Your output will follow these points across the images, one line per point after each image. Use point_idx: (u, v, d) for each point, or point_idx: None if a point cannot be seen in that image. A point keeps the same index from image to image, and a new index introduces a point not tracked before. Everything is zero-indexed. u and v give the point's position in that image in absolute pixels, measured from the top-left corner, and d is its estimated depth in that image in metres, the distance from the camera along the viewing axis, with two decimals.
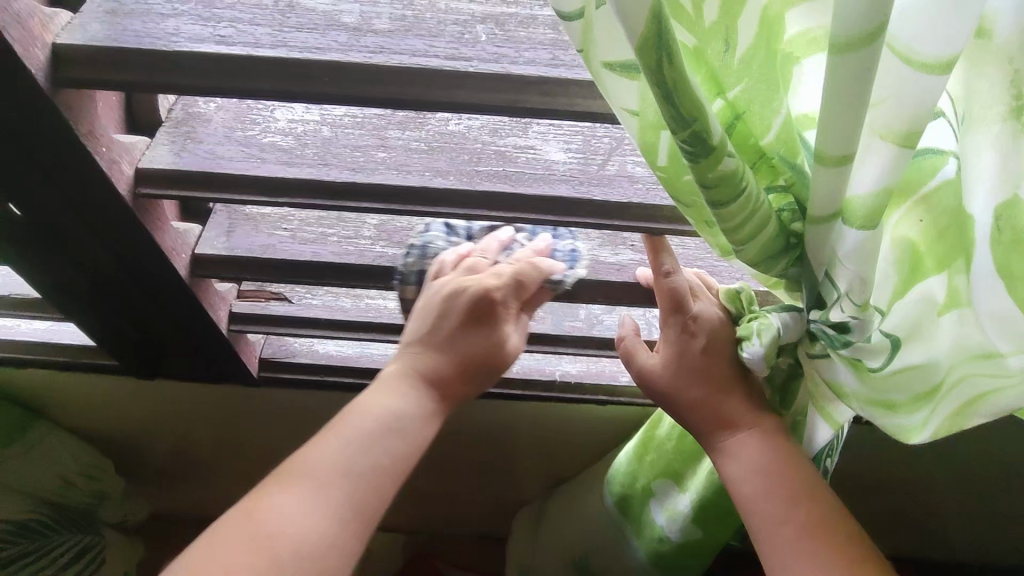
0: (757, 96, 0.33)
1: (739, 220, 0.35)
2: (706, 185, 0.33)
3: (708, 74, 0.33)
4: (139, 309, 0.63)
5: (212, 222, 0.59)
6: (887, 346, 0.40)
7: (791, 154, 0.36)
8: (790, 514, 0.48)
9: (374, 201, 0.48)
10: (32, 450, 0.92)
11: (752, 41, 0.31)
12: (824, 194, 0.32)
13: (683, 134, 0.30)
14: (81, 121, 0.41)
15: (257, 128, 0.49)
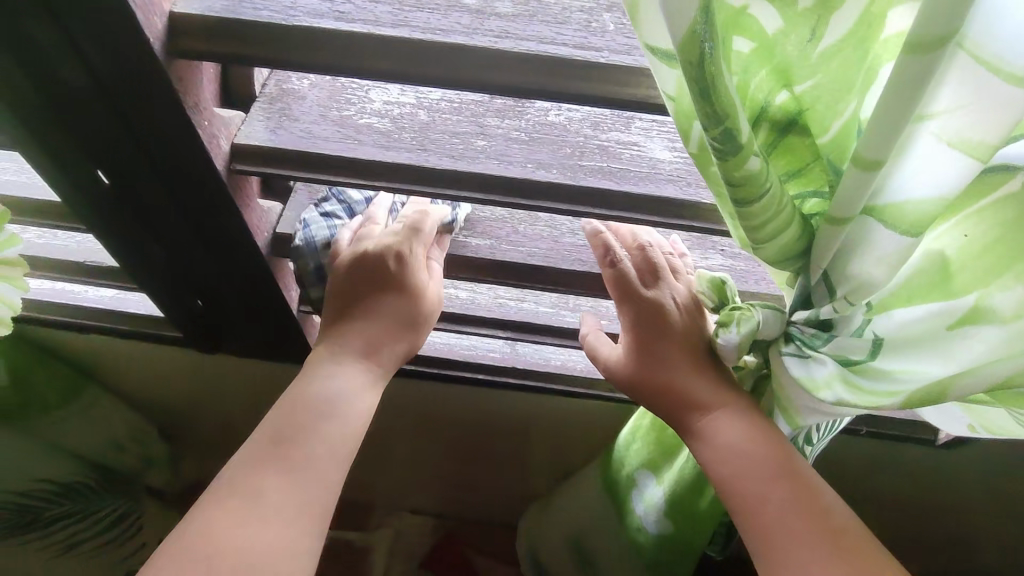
0: (825, 95, 0.33)
1: (762, 219, 0.35)
2: (730, 184, 0.33)
3: (778, 66, 0.32)
4: (211, 284, 0.63)
5: (292, 201, 0.58)
6: (868, 346, 0.40)
7: (839, 159, 0.35)
8: (768, 494, 0.44)
9: (474, 191, 0.46)
10: (87, 412, 0.93)
11: (841, 39, 0.30)
12: (850, 194, 0.33)
13: (715, 130, 0.30)
14: (189, 92, 0.40)
15: (352, 109, 0.48)
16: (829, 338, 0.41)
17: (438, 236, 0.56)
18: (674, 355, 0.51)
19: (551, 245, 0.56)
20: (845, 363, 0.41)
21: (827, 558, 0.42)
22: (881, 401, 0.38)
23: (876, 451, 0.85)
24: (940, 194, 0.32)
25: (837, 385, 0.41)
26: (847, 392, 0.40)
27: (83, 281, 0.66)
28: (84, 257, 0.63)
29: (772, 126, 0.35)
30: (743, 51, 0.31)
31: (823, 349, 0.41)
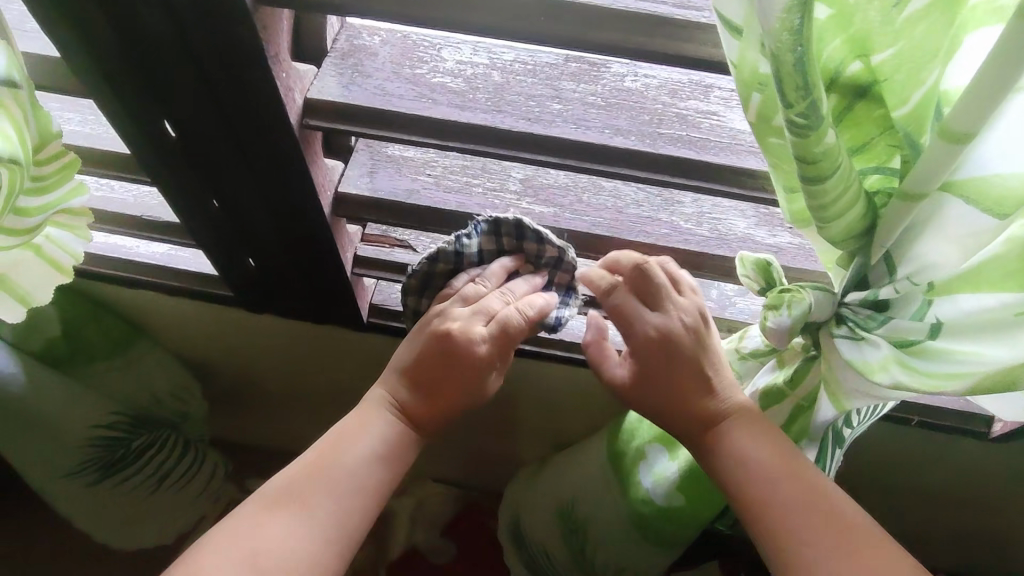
0: (909, 62, 0.30)
1: (832, 198, 0.33)
2: (804, 161, 0.31)
3: (857, 33, 0.29)
4: (264, 244, 0.63)
5: (354, 161, 0.56)
6: (925, 328, 0.37)
7: (916, 131, 0.33)
8: (782, 501, 0.44)
9: (548, 155, 0.45)
10: (132, 366, 0.94)
11: (926, 5, 0.27)
12: (929, 170, 0.32)
13: (796, 107, 0.28)
14: (272, 41, 0.39)
15: (425, 67, 0.47)
16: (885, 321, 0.39)
17: (500, 203, 0.55)
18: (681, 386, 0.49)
19: (615, 216, 0.54)
20: (902, 345, 0.38)
21: (843, 565, 0.41)
22: (942, 387, 0.35)
23: (922, 444, 0.83)
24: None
25: (894, 368, 0.38)
26: (903, 375, 0.37)
27: (140, 236, 0.67)
28: (141, 212, 0.63)
29: (840, 99, 0.32)
30: (819, 17, 0.29)
31: (878, 331, 0.39)
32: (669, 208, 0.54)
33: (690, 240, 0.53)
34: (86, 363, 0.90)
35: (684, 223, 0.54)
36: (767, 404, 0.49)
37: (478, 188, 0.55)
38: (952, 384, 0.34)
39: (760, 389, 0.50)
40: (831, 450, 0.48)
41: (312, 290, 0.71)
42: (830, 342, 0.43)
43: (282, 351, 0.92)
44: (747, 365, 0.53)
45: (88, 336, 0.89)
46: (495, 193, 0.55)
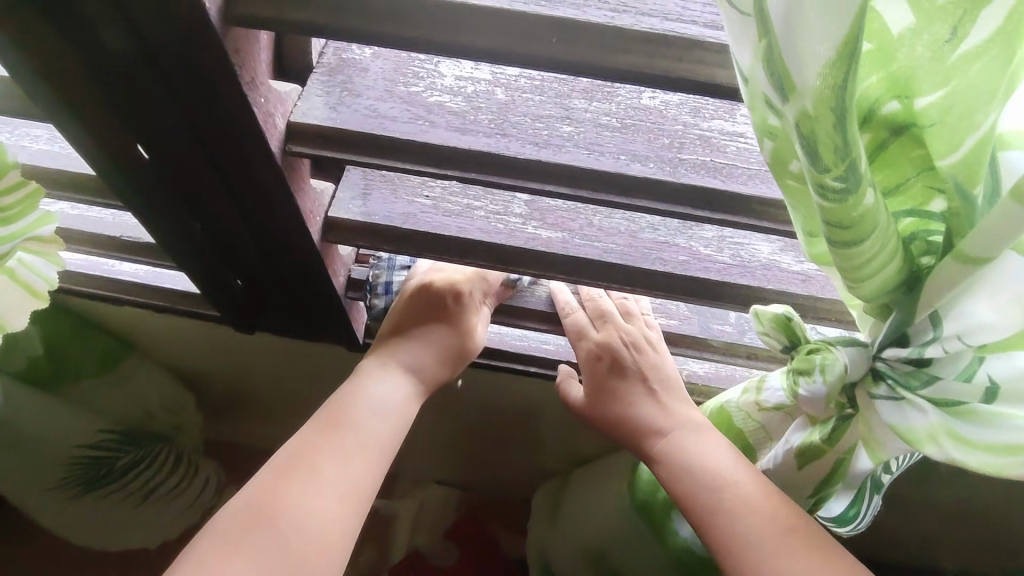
0: (962, 104, 0.24)
1: (868, 260, 0.27)
2: (837, 226, 0.25)
3: (899, 70, 0.24)
4: (251, 265, 0.59)
5: (346, 182, 0.52)
6: (979, 391, 0.32)
7: (968, 180, 0.27)
8: (729, 491, 0.46)
9: (562, 186, 0.41)
10: (122, 383, 0.91)
11: (987, 39, 0.22)
12: (994, 234, 0.26)
13: (833, 171, 0.23)
14: (246, 66, 0.35)
15: (420, 84, 0.42)
16: (928, 380, 0.34)
17: (504, 227, 0.50)
18: (623, 390, 0.56)
19: (629, 241, 0.50)
20: (949, 408, 0.33)
21: (791, 554, 0.43)
22: (1006, 467, 0.31)
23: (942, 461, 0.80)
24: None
25: (944, 439, 0.34)
26: (957, 450, 0.33)
27: (119, 257, 0.62)
28: (121, 232, 0.59)
29: (874, 139, 0.27)
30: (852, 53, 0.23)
31: (921, 391, 0.35)
32: (686, 232, 0.50)
33: (711, 267, 0.49)
34: (73, 381, 0.87)
35: (704, 248, 0.49)
36: (804, 463, 0.45)
37: (480, 210, 0.51)
38: (1019, 465, 0.31)
39: (796, 447, 0.45)
40: (869, 498, 0.46)
41: (304, 310, 0.67)
42: (866, 402, 0.39)
43: (278, 364, 0.88)
44: (768, 415, 0.48)
45: (75, 356, 0.86)
46: (499, 216, 0.51)
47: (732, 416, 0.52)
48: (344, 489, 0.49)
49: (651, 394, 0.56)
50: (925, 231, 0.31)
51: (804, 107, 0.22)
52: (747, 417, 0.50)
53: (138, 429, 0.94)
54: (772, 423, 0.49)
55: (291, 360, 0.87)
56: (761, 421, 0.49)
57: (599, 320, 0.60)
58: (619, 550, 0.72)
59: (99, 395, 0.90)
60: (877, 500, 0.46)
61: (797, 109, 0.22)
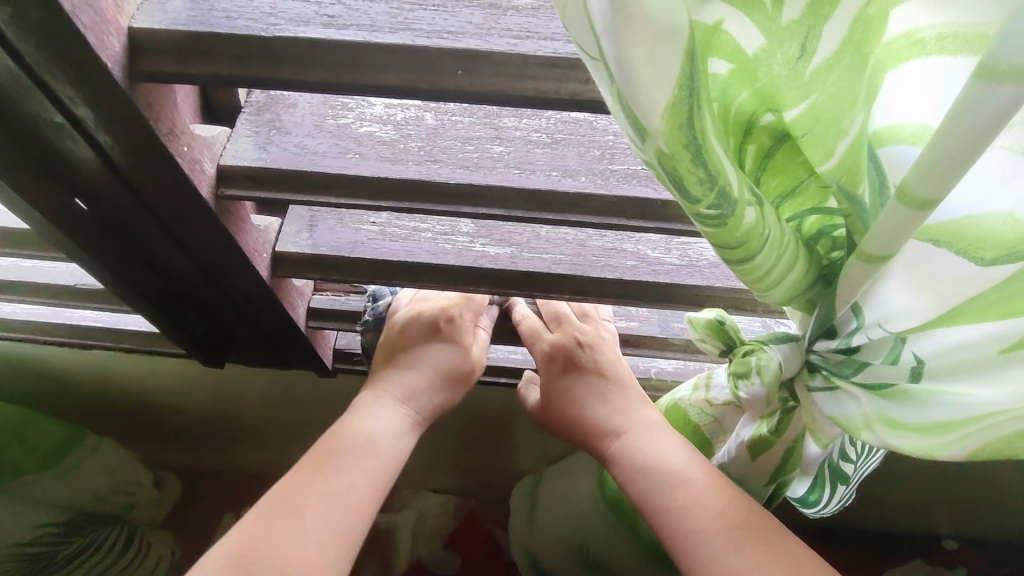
0: (826, 115, 0.25)
1: (766, 272, 0.27)
2: (726, 246, 0.25)
3: (764, 87, 0.24)
4: (208, 302, 0.59)
5: (291, 216, 0.52)
6: (904, 372, 0.33)
7: (851, 182, 0.27)
8: (685, 485, 0.48)
9: (494, 206, 0.41)
10: (68, 473, 0.90)
11: (834, 52, 0.22)
12: (889, 233, 0.26)
13: (707, 196, 0.23)
14: (162, 118, 0.34)
15: (350, 115, 0.42)
16: (860, 367, 0.34)
17: (452, 247, 0.50)
18: (577, 388, 0.58)
19: (577, 250, 0.50)
20: (880, 392, 0.34)
21: (742, 550, 0.44)
22: (937, 448, 0.33)
23: None
24: (1011, 209, 0.26)
25: (879, 427, 0.34)
26: (891, 437, 0.34)
27: (78, 305, 0.62)
28: (74, 280, 0.58)
29: (759, 148, 0.28)
30: (719, 73, 0.24)
31: (854, 379, 0.35)
32: (633, 237, 0.50)
33: (659, 271, 0.49)
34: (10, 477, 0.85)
35: (652, 252, 0.50)
36: (756, 454, 0.46)
37: (427, 232, 0.51)
38: (948, 445, 0.32)
39: (747, 440, 0.46)
40: (829, 482, 0.47)
41: (269, 342, 0.67)
42: (805, 393, 0.39)
43: (257, 394, 0.88)
44: (720, 410, 0.50)
45: (14, 456, 0.85)
46: (446, 237, 0.51)
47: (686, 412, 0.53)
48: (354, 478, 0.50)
49: (606, 390, 0.57)
50: (829, 226, 0.31)
51: (658, 147, 0.22)
52: (700, 411, 0.51)
53: (90, 514, 0.94)
54: (725, 415, 0.50)
55: (267, 388, 0.86)
56: (714, 414, 0.50)
57: (553, 322, 0.62)
58: (603, 549, 0.73)
59: (43, 486, 0.88)
60: (837, 489, 0.46)
61: (653, 149, 0.22)
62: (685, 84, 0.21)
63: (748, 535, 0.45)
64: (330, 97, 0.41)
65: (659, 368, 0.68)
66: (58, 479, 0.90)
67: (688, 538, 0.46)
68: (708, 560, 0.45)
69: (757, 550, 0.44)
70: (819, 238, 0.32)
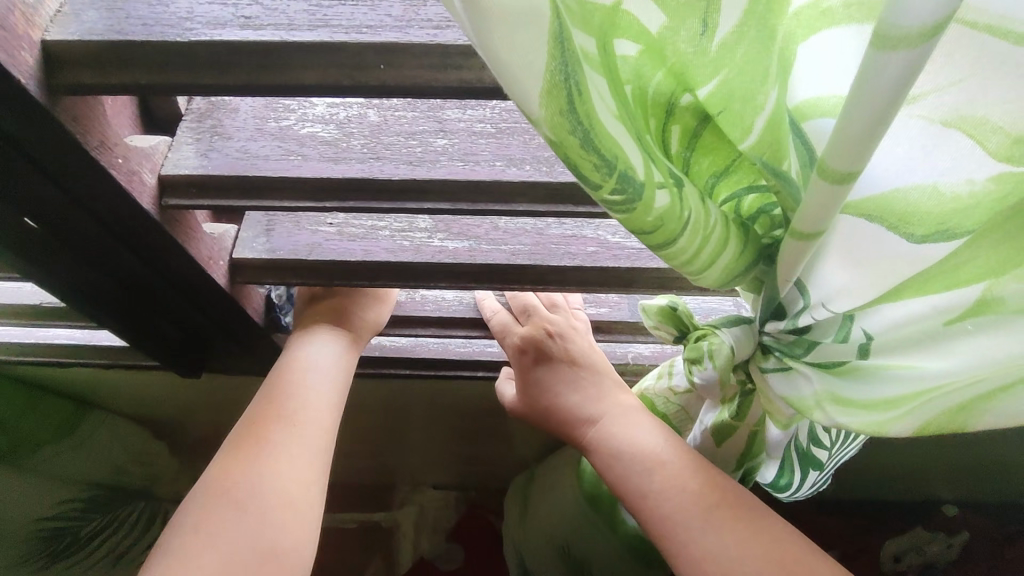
0: (740, 91, 0.24)
1: (690, 253, 0.28)
2: (644, 232, 0.26)
3: (673, 68, 0.24)
4: (175, 312, 0.58)
5: (248, 221, 0.52)
6: (854, 349, 0.33)
7: (775, 158, 0.27)
8: (661, 466, 0.48)
9: (440, 201, 0.41)
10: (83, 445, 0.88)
11: (738, 23, 0.22)
12: (816, 210, 0.26)
13: (609, 183, 0.23)
14: (90, 131, 0.34)
15: (293, 116, 0.42)
16: (810, 346, 0.34)
17: (410, 243, 0.50)
18: (550, 379, 0.57)
19: (537, 240, 0.49)
20: (831, 369, 0.34)
21: (720, 528, 0.44)
22: (884, 425, 0.32)
23: None
24: (935, 181, 0.26)
25: (828, 405, 0.34)
26: (840, 415, 0.33)
27: (49, 322, 0.62)
28: (39, 298, 0.58)
29: (684, 129, 0.27)
30: (628, 55, 0.24)
31: (806, 359, 0.35)
32: (592, 222, 0.50)
33: (619, 255, 0.48)
34: (32, 451, 0.82)
35: (611, 237, 0.49)
36: (721, 440, 0.48)
37: (384, 229, 0.51)
38: (896, 421, 0.32)
39: (710, 427, 0.48)
40: (797, 465, 0.47)
41: (243, 349, 0.67)
42: (760, 376, 0.39)
43: (242, 399, 0.88)
44: (683, 397, 0.52)
45: (30, 427, 0.81)
46: (404, 233, 0.50)
47: (654, 401, 0.54)
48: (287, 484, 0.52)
49: (579, 379, 0.57)
50: (768, 205, 0.31)
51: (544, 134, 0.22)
52: (667, 401, 0.54)
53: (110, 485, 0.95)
54: (689, 403, 0.53)
55: (251, 393, 0.86)
56: (679, 403, 0.53)
57: (523, 316, 0.61)
58: (593, 546, 0.72)
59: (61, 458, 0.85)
60: (808, 473, 0.47)
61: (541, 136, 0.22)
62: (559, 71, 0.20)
63: (725, 514, 0.45)
64: (269, 99, 0.41)
65: (636, 353, 0.68)
66: (78, 451, 0.87)
67: (667, 521, 0.45)
68: (687, 542, 0.44)
69: (735, 525, 0.44)
70: (758, 218, 0.31)
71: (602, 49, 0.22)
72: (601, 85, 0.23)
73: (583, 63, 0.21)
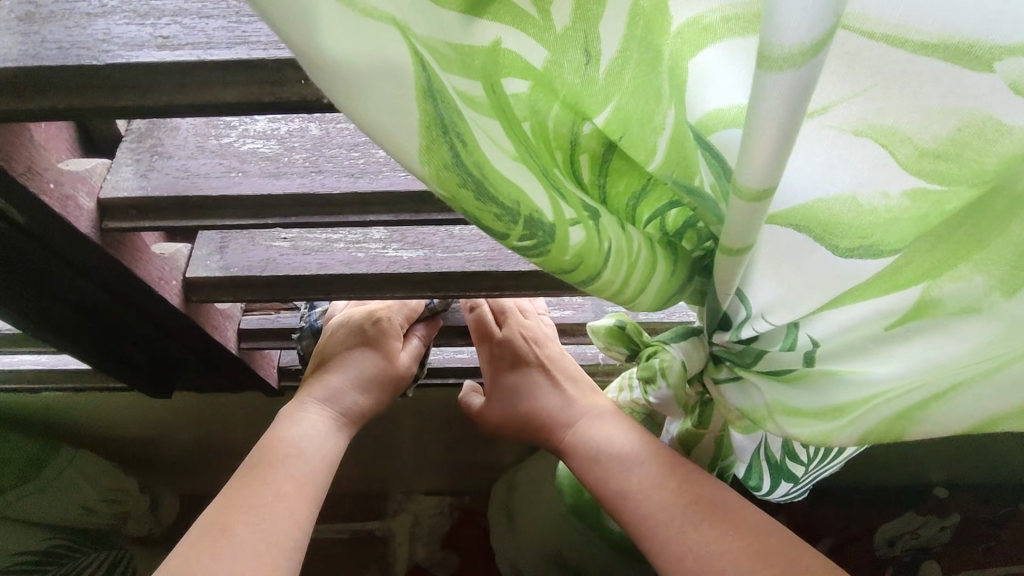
0: (635, 113, 0.26)
1: (619, 283, 0.30)
2: (567, 270, 0.28)
3: (566, 100, 0.26)
4: (136, 334, 0.58)
5: (201, 240, 0.52)
6: (800, 358, 0.33)
7: (685, 174, 0.29)
8: (638, 465, 0.47)
9: (384, 212, 0.40)
10: (50, 485, 0.87)
11: (620, 50, 0.24)
12: (740, 227, 0.26)
13: (518, 229, 0.25)
14: (16, 157, 0.33)
15: (233, 133, 0.41)
16: (758, 355, 0.35)
17: (365, 254, 0.49)
18: (526, 383, 0.57)
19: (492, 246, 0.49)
20: (781, 377, 0.34)
21: (699, 527, 0.44)
22: (830, 435, 0.33)
23: None
24: (853, 192, 0.26)
25: (779, 416, 0.35)
26: (790, 425, 0.34)
27: (8, 350, 0.61)
28: None
29: (592, 157, 0.28)
30: (521, 92, 0.25)
31: (755, 368, 0.35)
32: None
33: None
34: None
35: None
36: (687, 449, 0.48)
37: (339, 242, 0.50)
38: (840, 430, 0.32)
39: (676, 436, 0.48)
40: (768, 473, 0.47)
41: (211, 367, 0.66)
42: (715, 387, 0.39)
43: (219, 416, 0.87)
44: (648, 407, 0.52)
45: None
46: (359, 245, 0.50)
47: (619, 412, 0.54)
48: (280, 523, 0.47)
49: (555, 384, 0.57)
50: (692, 219, 0.32)
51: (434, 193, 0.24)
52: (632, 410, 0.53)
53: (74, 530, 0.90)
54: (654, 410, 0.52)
55: (228, 409, 0.85)
56: (645, 412, 0.52)
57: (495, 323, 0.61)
58: (580, 549, 0.72)
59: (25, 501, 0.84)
60: (780, 484, 0.47)
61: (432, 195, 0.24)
62: (433, 129, 0.22)
63: (703, 510, 0.44)
64: (208, 117, 0.41)
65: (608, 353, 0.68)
66: (43, 491, 0.86)
67: (648, 520, 0.45)
68: (666, 545, 0.44)
69: (715, 521, 0.44)
70: (685, 233, 0.33)
71: (490, 90, 0.24)
72: (484, 131, 0.24)
73: (461, 110, 0.23)
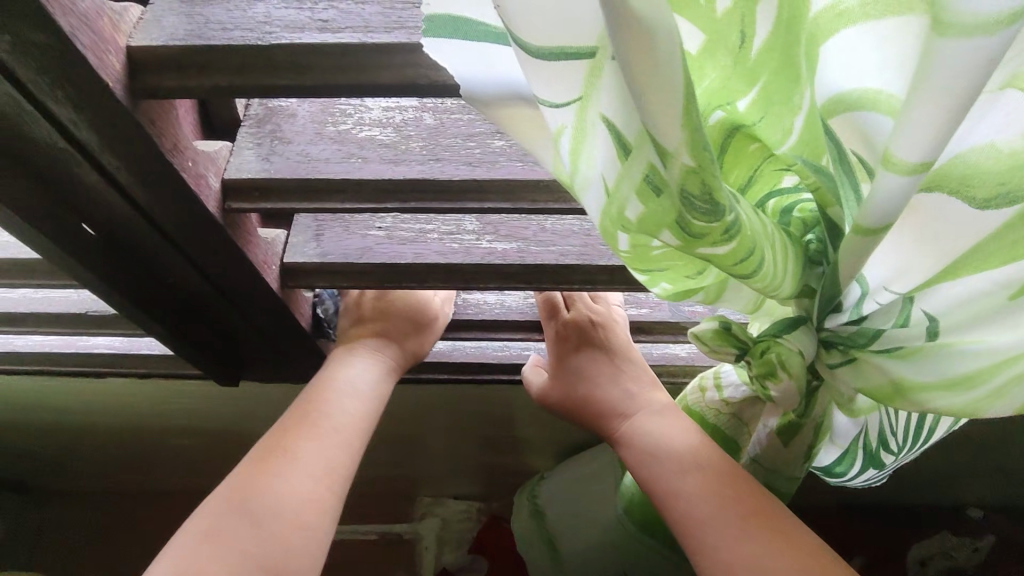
0: (776, 95, 0.29)
1: (774, 273, 0.32)
2: (740, 258, 0.29)
3: (709, 84, 0.29)
4: (221, 319, 0.59)
5: (297, 227, 0.53)
6: (923, 331, 0.34)
7: (814, 155, 0.31)
8: (688, 465, 0.47)
9: (500, 201, 0.41)
10: None
11: (771, 29, 0.27)
12: (884, 206, 0.27)
13: (722, 215, 0.27)
14: (165, 134, 0.35)
15: (350, 121, 0.42)
16: (874, 337, 0.35)
17: (460, 246, 0.50)
18: (591, 367, 0.59)
19: (584, 240, 0.49)
20: (900, 354, 0.35)
21: (743, 530, 0.44)
22: (983, 402, 0.34)
23: None
24: (991, 139, 0.27)
25: (917, 393, 0.35)
26: (933, 400, 0.35)
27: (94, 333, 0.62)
28: (85, 307, 0.60)
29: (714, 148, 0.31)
30: None
31: (871, 347, 0.35)
32: None
33: None
34: None
35: None
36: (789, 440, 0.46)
37: (433, 233, 0.51)
38: (994, 396, 0.33)
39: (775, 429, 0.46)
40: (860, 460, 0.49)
41: (285, 357, 0.67)
42: (829, 371, 0.39)
43: (272, 408, 0.88)
44: (738, 407, 0.50)
45: None
46: (452, 236, 0.51)
47: (703, 415, 0.52)
48: (321, 477, 0.51)
49: (616, 374, 0.58)
50: (791, 204, 0.35)
51: (685, 163, 0.25)
52: (717, 412, 0.52)
53: None
54: (741, 410, 0.50)
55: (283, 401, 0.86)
56: (731, 412, 0.50)
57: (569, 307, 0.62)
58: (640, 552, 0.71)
59: None
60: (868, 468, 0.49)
61: (680, 166, 0.25)
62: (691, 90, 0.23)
63: (751, 512, 0.44)
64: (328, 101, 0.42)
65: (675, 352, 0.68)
66: None
67: (697, 520, 0.45)
68: (711, 546, 0.44)
69: (761, 528, 0.44)
70: (789, 218, 0.35)
71: None
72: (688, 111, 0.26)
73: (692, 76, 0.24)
